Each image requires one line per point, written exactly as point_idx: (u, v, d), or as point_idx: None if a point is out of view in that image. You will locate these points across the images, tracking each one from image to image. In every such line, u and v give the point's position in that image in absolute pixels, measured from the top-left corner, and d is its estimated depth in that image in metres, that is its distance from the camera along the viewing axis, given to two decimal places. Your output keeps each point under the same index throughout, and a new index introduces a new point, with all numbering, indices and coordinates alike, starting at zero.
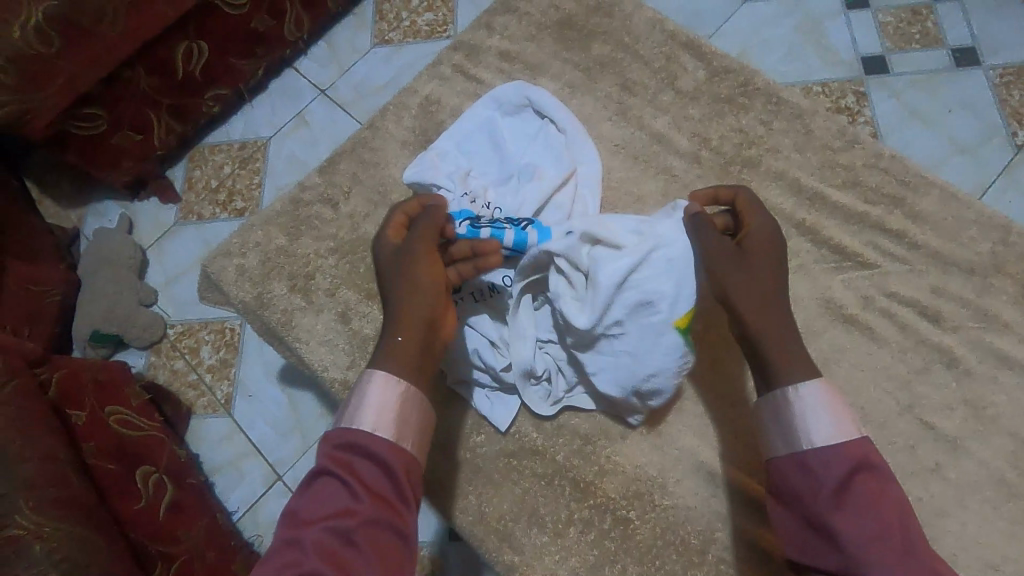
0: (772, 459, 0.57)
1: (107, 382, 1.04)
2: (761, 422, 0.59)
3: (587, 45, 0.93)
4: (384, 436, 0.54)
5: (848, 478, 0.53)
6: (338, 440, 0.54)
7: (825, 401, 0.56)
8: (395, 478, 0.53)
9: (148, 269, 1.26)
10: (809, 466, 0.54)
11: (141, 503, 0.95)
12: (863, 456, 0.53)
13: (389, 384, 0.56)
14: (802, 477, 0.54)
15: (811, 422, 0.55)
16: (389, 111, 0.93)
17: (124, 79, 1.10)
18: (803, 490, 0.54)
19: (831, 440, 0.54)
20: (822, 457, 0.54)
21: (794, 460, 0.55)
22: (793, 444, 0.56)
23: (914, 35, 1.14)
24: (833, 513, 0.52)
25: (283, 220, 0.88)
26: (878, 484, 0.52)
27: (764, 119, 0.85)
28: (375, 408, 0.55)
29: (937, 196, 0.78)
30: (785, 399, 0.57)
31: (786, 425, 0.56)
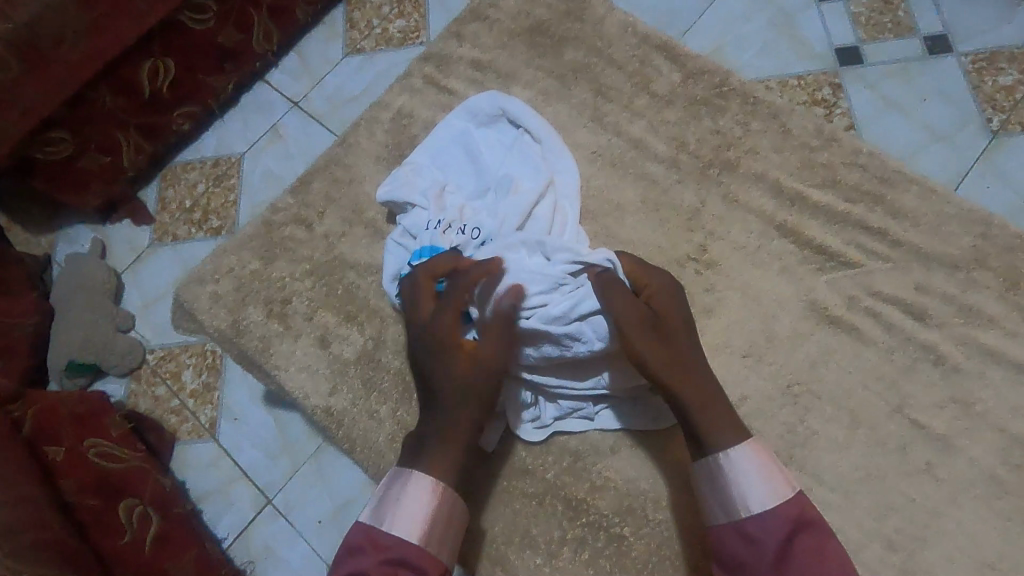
0: (715, 525, 0.57)
1: (85, 414, 1.01)
2: (700, 488, 0.59)
3: (560, 51, 0.91)
4: (426, 550, 0.56)
5: (789, 541, 0.54)
6: (375, 542, 0.56)
7: (755, 459, 0.57)
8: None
9: (122, 295, 1.22)
10: (750, 534, 0.54)
11: (125, 539, 0.92)
12: (800, 514, 0.54)
13: (442, 493, 0.58)
14: (748, 547, 0.54)
15: (752, 483, 0.56)
16: (361, 126, 0.91)
17: (88, 101, 1.06)
18: (750, 559, 0.54)
19: (769, 504, 0.55)
20: (761, 523, 0.54)
21: (735, 527, 0.55)
22: (730, 511, 0.56)
23: (886, 24, 1.14)
24: None
25: (257, 242, 0.86)
26: (820, 543, 0.53)
27: (741, 119, 0.84)
28: (423, 520, 0.57)
29: (917, 192, 0.77)
30: (720, 463, 0.57)
31: (724, 491, 0.57)
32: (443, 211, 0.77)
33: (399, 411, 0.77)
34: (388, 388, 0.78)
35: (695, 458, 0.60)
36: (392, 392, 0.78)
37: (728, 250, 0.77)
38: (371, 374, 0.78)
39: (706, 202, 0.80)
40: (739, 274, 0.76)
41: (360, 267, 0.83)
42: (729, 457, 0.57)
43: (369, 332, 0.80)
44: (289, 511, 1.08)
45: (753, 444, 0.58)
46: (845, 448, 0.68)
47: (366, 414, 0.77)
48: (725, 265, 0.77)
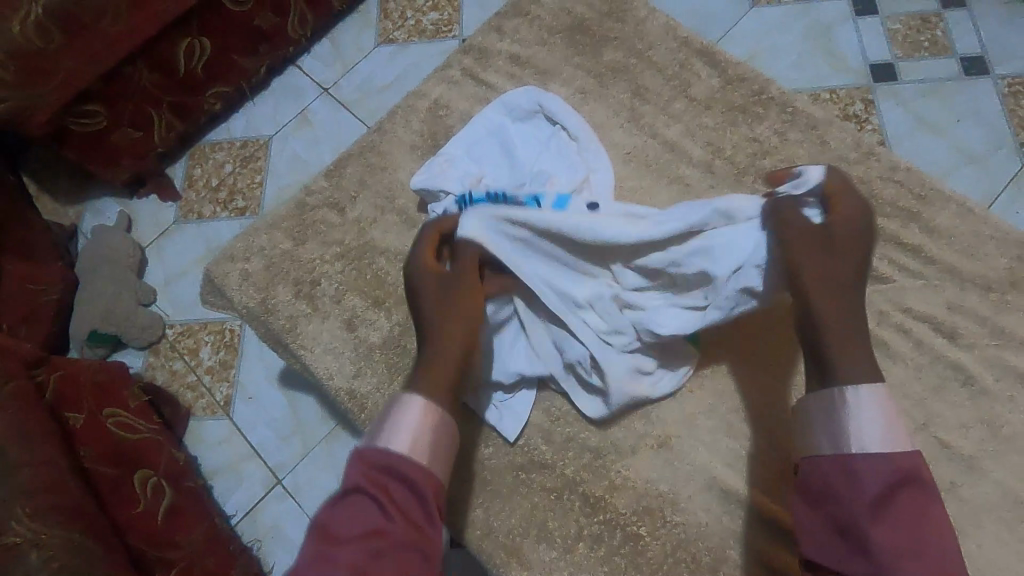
0: (809, 456, 0.54)
1: (105, 382, 1.02)
2: (809, 421, 0.55)
3: (599, 50, 0.91)
4: (420, 463, 0.52)
5: (894, 488, 0.49)
6: (366, 462, 0.52)
7: (886, 411, 0.52)
8: (424, 501, 0.51)
9: (146, 269, 1.24)
10: (856, 471, 0.50)
11: (138, 509, 0.94)
12: (914, 472, 0.50)
13: (430, 411, 0.55)
14: (846, 482, 0.50)
15: (871, 426, 0.51)
16: (397, 115, 0.91)
17: (124, 76, 1.08)
18: (844, 496, 0.50)
19: (886, 445, 0.50)
20: (870, 463, 0.50)
21: (839, 460, 0.51)
22: (839, 443, 0.52)
23: (924, 42, 1.13)
24: (872, 524, 0.48)
25: (288, 223, 0.87)
26: (922, 499, 0.49)
27: (778, 128, 0.84)
28: (414, 433, 0.53)
29: (953, 210, 0.77)
30: (842, 396, 0.53)
31: (837, 423, 0.52)
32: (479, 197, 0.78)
33: None
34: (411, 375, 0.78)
35: (809, 391, 0.56)
36: None
37: None
38: (395, 360, 0.79)
39: None
40: None
41: (390, 254, 0.84)
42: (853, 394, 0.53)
43: (396, 319, 0.81)
44: (300, 492, 1.09)
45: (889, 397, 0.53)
46: None
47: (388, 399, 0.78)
48: None
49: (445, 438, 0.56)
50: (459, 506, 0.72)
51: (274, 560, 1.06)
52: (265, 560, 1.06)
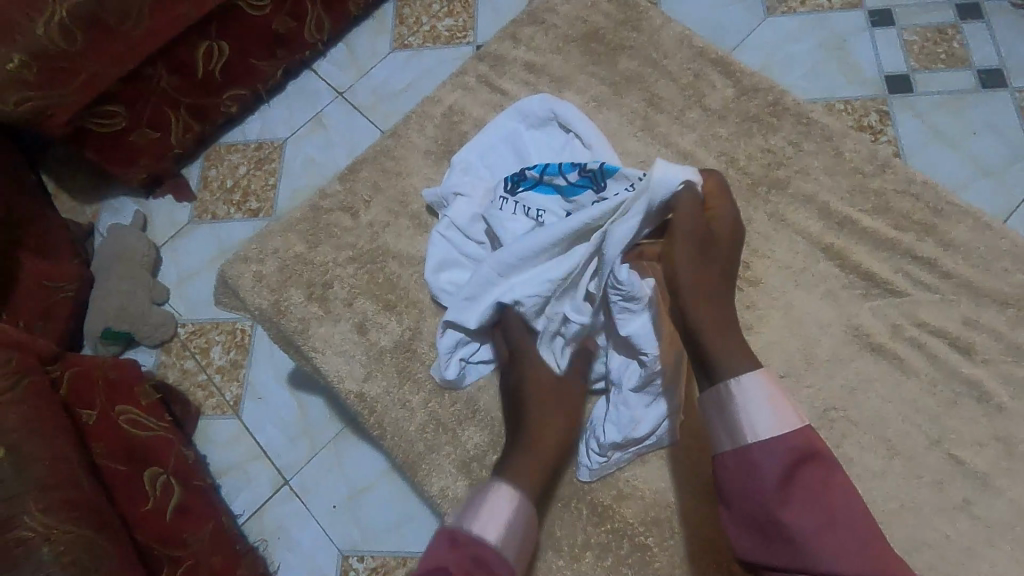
0: (718, 455, 0.57)
1: (118, 380, 1.04)
2: (708, 417, 0.59)
3: (613, 59, 0.92)
4: (507, 555, 0.56)
5: (793, 469, 0.53)
6: (453, 537, 0.56)
7: (765, 388, 0.57)
8: (508, 571, 0.55)
9: (161, 268, 1.25)
10: (754, 461, 0.54)
11: (147, 506, 0.94)
12: (805, 446, 0.54)
13: (515, 504, 0.59)
14: (751, 475, 0.54)
15: (757, 412, 0.55)
16: (412, 120, 0.92)
17: (145, 77, 1.09)
18: (751, 487, 0.54)
19: (776, 430, 0.54)
20: (765, 451, 0.54)
21: (738, 453, 0.55)
22: (736, 439, 0.55)
23: (941, 54, 1.12)
24: (782, 511, 0.52)
25: (301, 226, 0.88)
26: (826, 475, 0.53)
27: (793, 139, 0.83)
28: (503, 523, 0.58)
29: (969, 225, 0.76)
30: (728, 389, 0.57)
31: (731, 419, 0.56)
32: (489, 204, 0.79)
33: (430, 402, 0.78)
34: (421, 379, 0.79)
35: (703, 390, 0.60)
36: (424, 384, 0.78)
37: (772, 270, 0.77)
38: (405, 364, 0.79)
39: (753, 220, 0.80)
40: (782, 294, 0.76)
41: (401, 258, 0.85)
42: (739, 381, 0.57)
43: (406, 323, 0.81)
44: (307, 493, 1.09)
45: (763, 374, 0.58)
46: (878, 477, 0.67)
47: (397, 403, 0.78)
48: (769, 284, 0.76)
49: (523, 521, 0.60)
50: None
51: (280, 560, 1.07)
52: (271, 560, 1.07)
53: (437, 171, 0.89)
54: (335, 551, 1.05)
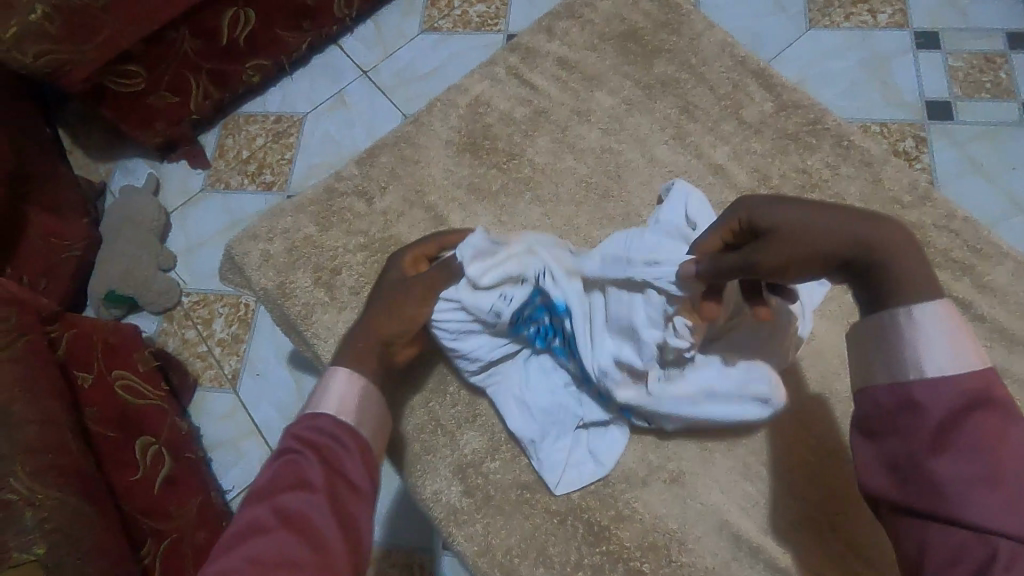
0: (863, 391, 0.49)
1: (117, 345, 1.02)
2: (860, 348, 0.50)
3: (650, 62, 0.88)
4: (344, 418, 0.56)
5: (961, 413, 0.44)
6: (301, 421, 0.56)
7: (946, 324, 0.46)
8: (352, 451, 0.55)
9: (169, 235, 1.23)
10: (907, 400, 0.46)
11: (136, 475, 0.93)
12: (984, 388, 0.44)
13: (353, 375, 0.59)
14: (901, 413, 0.46)
15: (924, 348, 0.46)
16: (436, 108, 0.89)
17: (168, 40, 1.07)
18: (897, 425, 0.46)
19: (949, 371, 0.45)
20: (927, 389, 0.45)
21: (890, 388, 0.47)
22: (891, 369, 0.47)
23: (985, 83, 1.08)
24: (930, 453, 0.44)
25: (315, 208, 0.85)
26: (1000, 424, 0.43)
27: (831, 162, 0.80)
28: (340, 396, 0.58)
29: (1009, 268, 0.73)
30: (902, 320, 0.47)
31: (892, 352, 0.47)
32: None
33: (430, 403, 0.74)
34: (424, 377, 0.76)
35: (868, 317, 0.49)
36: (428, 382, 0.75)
37: None
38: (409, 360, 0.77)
39: None
40: None
41: None
42: (915, 317, 0.47)
43: None
44: None
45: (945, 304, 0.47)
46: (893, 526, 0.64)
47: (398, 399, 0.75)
48: None
49: (368, 403, 0.59)
50: (458, 517, 0.69)
51: None
52: None
53: (457, 163, 0.86)
54: None
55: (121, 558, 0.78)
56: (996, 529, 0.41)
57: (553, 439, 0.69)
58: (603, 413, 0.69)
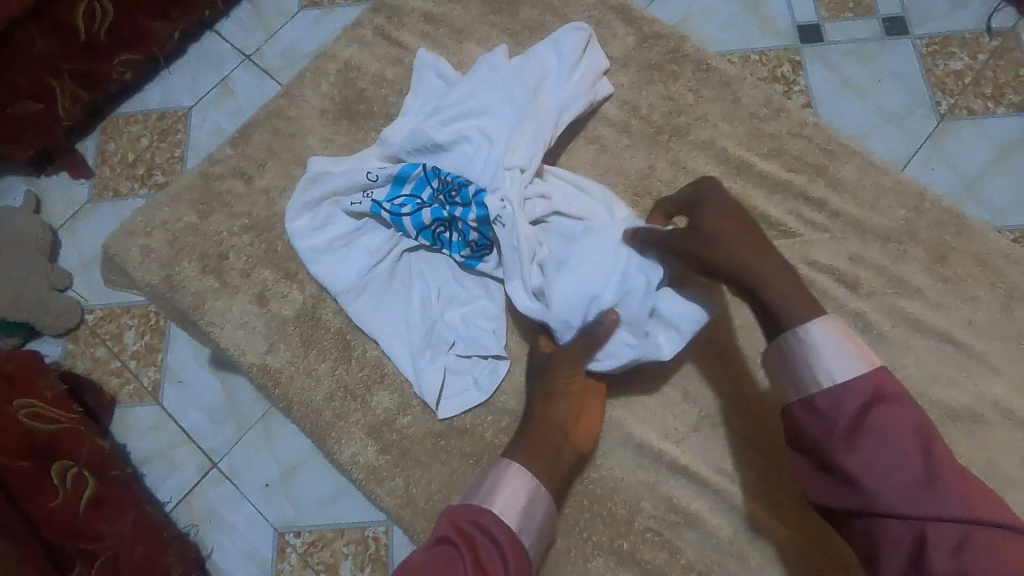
0: (785, 407, 0.56)
1: (18, 374, 0.89)
2: (772, 369, 0.57)
3: (515, 8, 0.89)
4: (508, 526, 0.56)
5: (865, 413, 0.51)
6: (459, 514, 0.57)
7: (833, 336, 0.54)
8: (504, 559, 0.54)
9: (60, 253, 1.11)
10: (820, 408, 0.52)
11: (55, 501, 0.84)
12: (879, 386, 0.51)
13: (525, 477, 0.60)
14: (812, 418, 0.53)
15: (827, 363, 0.53)
16: (306, 78, 0.87)
17: (15, 41, 0.94)
18: (819, 436, 0.52)
19: (847, 376, 0.52)
20: (832, 396, 0.52)
21: (806, 405, 0.53)
22: (801, 388, 0.54)
23: (848, 3, 1.05)
24: (846, 451, 0.50)
25: (193, 196, 0.82)
26: (898, 413, 0.50)
27: (693, 87, 0.83)
28: (506, 498, 0.58)
29: (857, 163, 0.79)
30: (796, 342, 0.54)
31: (803, 368, 0.54)
32: (437, 135, 0.74)
33: (338, 370, 0.75)
34: (327, 347, 0.76)
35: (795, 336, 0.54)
36: (330, 351, 0.76)
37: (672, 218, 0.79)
38: (310, 333, 0.77)
39: (654, 168, 0.81)
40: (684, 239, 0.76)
41: None
42: (805, 333, 0.54)
43: (309, 290, 0.78)
44: (236, 475, 0.98)
45: (834, 323, 0.54)
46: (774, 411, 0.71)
47: (304, 372, 0.75)
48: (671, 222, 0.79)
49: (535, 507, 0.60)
50: (380, 473, 0.72)
51: (212, 545, 0.96)
52: (202, 546, 0.96)
53: (335, 130, 0.85)
54: (271, 530, 0.96)
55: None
56: (906, 510, 0.47)
57: (455, 371, 0.73)
58: (497, 342, 0.72)
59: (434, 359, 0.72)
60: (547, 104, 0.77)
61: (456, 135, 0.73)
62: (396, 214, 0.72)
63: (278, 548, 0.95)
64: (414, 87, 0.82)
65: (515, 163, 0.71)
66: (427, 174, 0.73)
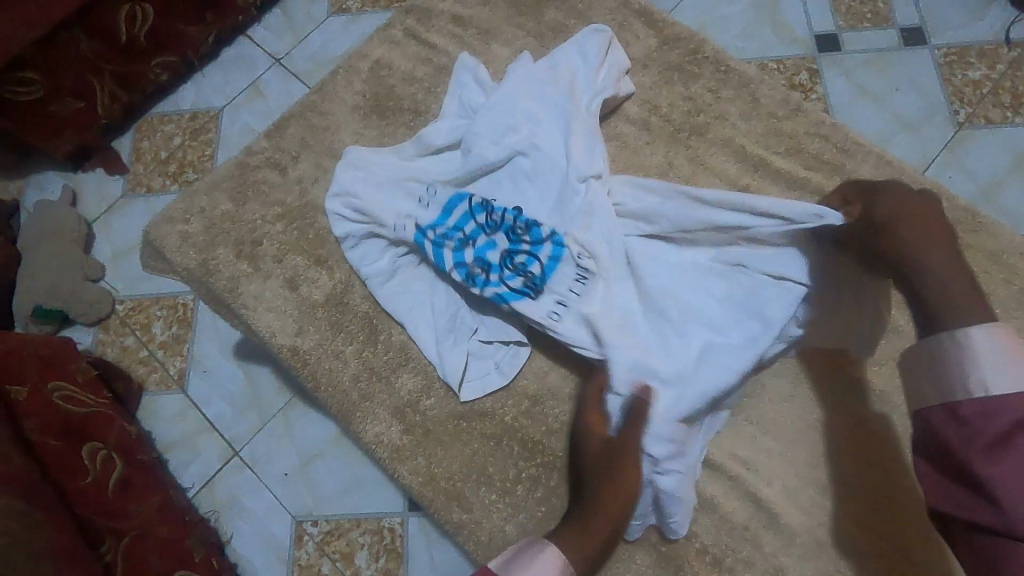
0: (917, 411, 0.50)
1: (53, 358, 0.92)
2: (910, 369, 0.52)
3: (541, 11, 0.92)
4: None
5: (1022, 430, 0.44)
6: None
7: (1000, 348, 0.48)
8: None
9: (93, 244, 1.15)
10: (965, 415, 0.46)
11: (88, 479, 0.86)
12: None
13: (560, 561, 0.52)
14: (953, 425, 0.47)
15: (982, 367, 0.47)
16: (339, 75, 0.91)
17: (62, 42, 0.99)
18: (954, 442, 0.46)
19: (1010, 386, 0.45)
20: (980, 406, 0.46)
21: (946, 409, 0.48)
22: (945, 391, 0.48)
23: (866, 13, 1.07)
24: (985, 464, 0.44)
25: (229, 184, 0.86)
26: None
27: (713, 87, 0.86)
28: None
29: (873, 162, 0.80)
30: (951, 343, 0.50)
31: (946, 367, 0.49)
32: (492, 153, 0.76)
33: (364, 353, 0.78)
34: (353, 330, 0.79)
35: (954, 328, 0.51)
36: (357, 335, 0.79)
37: None
38: (338, 318, 0.79)
39: (673, 164, 0.83)
40: None
41: None
42: (964, 336, 0.50)
43: (338, 276, 0.81)
44: (256, 463, 1.01)
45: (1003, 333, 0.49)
46: None
47: (331, 354, 0.78)
48: None
49: None
50: (403, 453, 0.75)
51: (232, 530, 0.99)
52: (222, 530, 0.99)
53: (366, 125, 0.89)
54: (288, 518, 0.98)
55: (84, 566, 0.74)
56: None
57: (477, 357, 0.76)
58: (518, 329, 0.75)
59: (457, 344, 0.75)
60: (582, 104, 0.80)
61: (510, 151, 0.76)
62: (441, 247, 0.74)
63: (295, 535, 0.97)
64: (449, 95, 0.85)
65: (588, 172, 0.74)
66: (472, 209, 0.76)
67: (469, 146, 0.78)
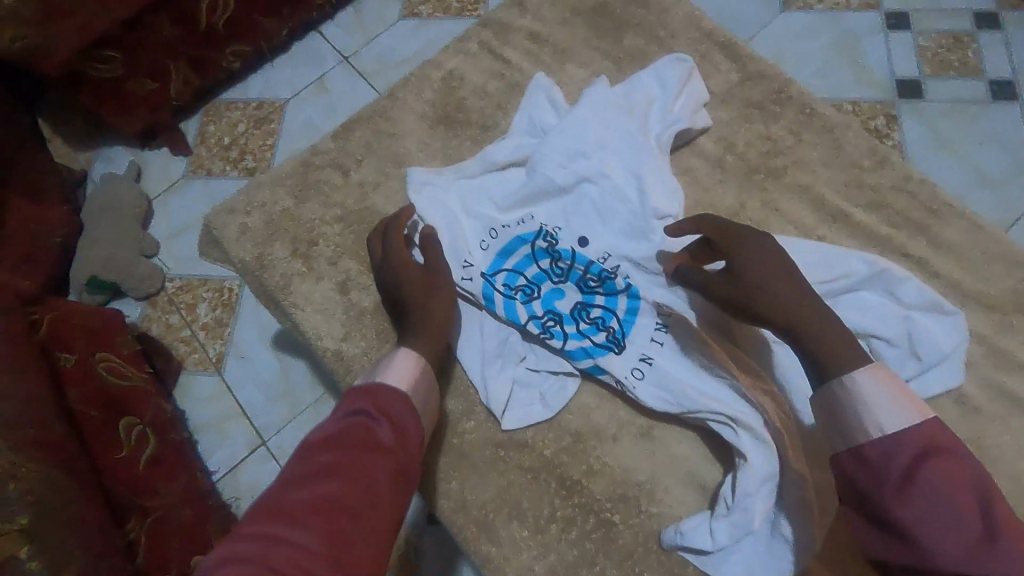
0: (833, 456, 0.55)
1: (100, 330, 0.94)
2: (820, 420, 0.57)
3: (620, 35, 0.90)
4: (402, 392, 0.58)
5: (916, 464, 0.50)
6: (373, 389, 0.57)
7: (887, 387, 0.54)
8: (411, 446, 0.55)
9: (151, 221, 1.17)
10: (869, 457, 0.52)
11: (121, 454, 0.87)
12: (932, 437, 0.51)
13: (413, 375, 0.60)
14: (862, 468, 0.52)
15: (877, 409, 0.53)
16: (410, 82, 0.90)
17: (146, 24, 1.01)
18: (868, 485, 0.52)
19: (898, 426, 0.52)
20: (883, 447, 0.52)
21: (853, 454, 0.53)
22: (850, 437, 0.54)
23: (953, 62, 1.02)
24: (897, 502, 0.49)
25: (292, 181, 0.86)
26: (954, 469, 0.49)
27: (793, 129, 0.82)
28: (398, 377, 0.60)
29: (961, 226, 0.75)
30: (841, 390, 0.55)
31: (848, 419, 0.54)
32: (559, 177, 0.75)
33: None
34: None
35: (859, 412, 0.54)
36: None
37: None
38: (386, 327, 0.78)
39: (745, 206, 0.79)
40: None
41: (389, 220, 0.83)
42: (852, 383, 0.55)
43: None
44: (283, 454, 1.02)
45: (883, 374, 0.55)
46: None
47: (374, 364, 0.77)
48: None
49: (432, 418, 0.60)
50: (434, 475, 0.72)
51: None
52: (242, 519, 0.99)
53: (432, 135, 0.88)
54: None
55: (109, 542, 0.74)
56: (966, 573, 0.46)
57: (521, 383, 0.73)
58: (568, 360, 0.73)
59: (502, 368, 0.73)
60: (656, 138, 0.78)
61: (578, 178, 0.75)
62: (511, 299, 0.73)
63: None
64: (522, 108, 0.83)
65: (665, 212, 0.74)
66: (536, 252, 0.75)
67: (538, 167, 0.76)
